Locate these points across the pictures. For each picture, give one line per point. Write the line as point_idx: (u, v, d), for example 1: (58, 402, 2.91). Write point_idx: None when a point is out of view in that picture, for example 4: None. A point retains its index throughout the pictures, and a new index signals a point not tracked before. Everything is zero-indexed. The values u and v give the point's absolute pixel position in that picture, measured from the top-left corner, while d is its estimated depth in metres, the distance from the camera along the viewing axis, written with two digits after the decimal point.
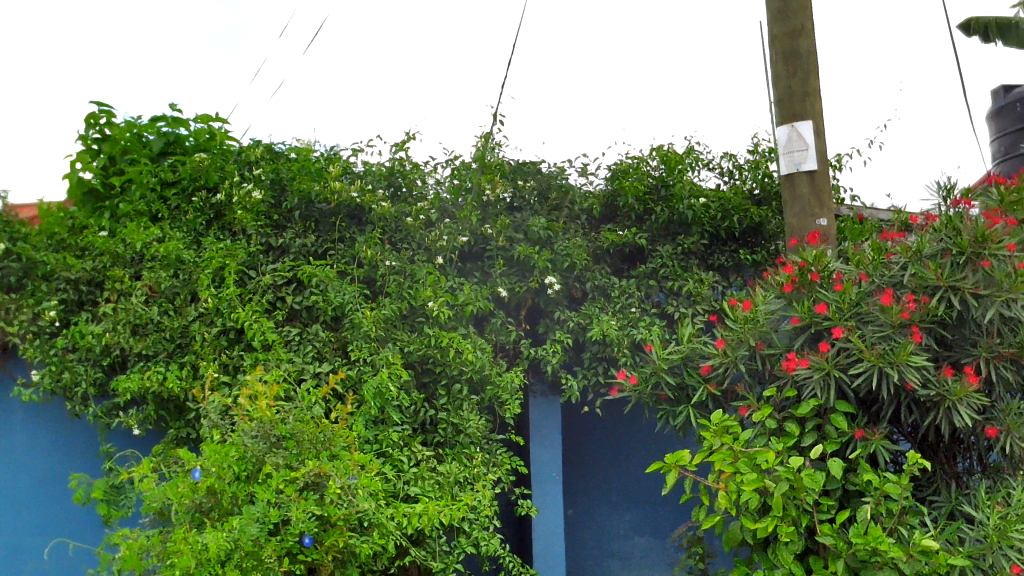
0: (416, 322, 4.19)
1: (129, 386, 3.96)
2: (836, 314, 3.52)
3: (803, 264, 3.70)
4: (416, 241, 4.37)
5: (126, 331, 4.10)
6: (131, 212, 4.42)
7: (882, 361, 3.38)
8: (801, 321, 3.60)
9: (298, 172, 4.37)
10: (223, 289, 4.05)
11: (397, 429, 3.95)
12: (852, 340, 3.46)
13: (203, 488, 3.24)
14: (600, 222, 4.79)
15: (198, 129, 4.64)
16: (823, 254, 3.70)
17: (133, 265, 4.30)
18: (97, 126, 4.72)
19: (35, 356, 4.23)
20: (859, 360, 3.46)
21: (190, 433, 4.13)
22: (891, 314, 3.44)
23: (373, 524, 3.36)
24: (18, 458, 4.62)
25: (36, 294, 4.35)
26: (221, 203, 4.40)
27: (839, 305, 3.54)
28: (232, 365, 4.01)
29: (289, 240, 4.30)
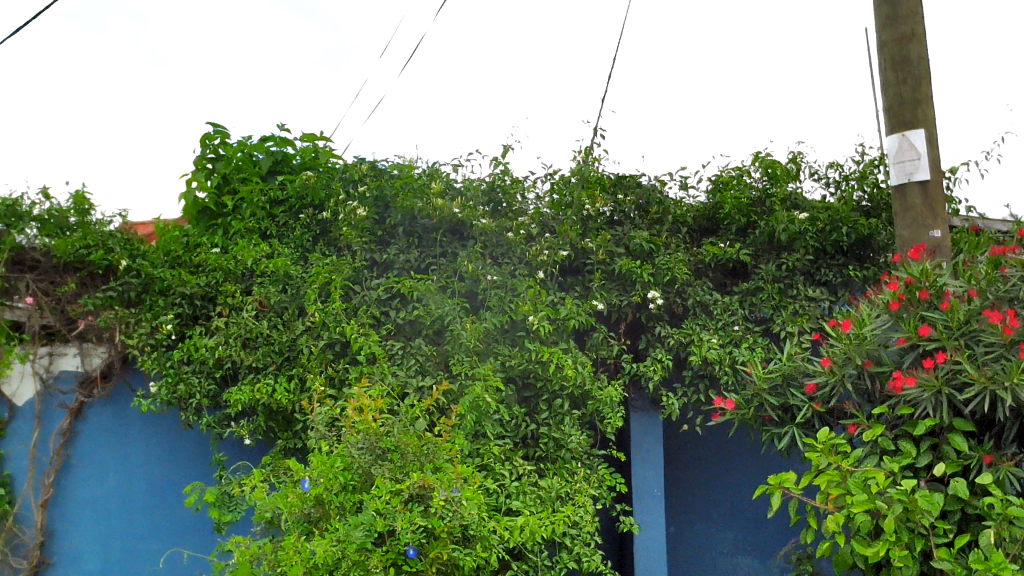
0: (517, 336, 4.21)
1: (240, 397, 4.08)
2: (945, 334, 3.40)
3: (909, 280, 3.59)
4: (517, 256, 4.40)
5: (238, 344, 4.24)
6: (243, 229, 4.59)
7: (993, 383, 3.21)
8: (908, 341, 3.48)
9: (401, 188, 4.40)
10: (329, 304, 4.15)
11: (498, 443, 3.98)
12: (961, 363, 3.30)
13: (311, 498, 3.33)
14: (702, 236, 4.73)
15: (304, 148, 4.75)
16: (929, 270, 3.56)
17: (244, 281, 4.46)
18: (210, 146, 4.90)
19: (152, 367, 4.42)
20: (971, 382, 3.29)
21: (297, 444, 4.23)
22: (1000, 334, 3.25)
23: (475, 536, 3.38)
24: (136, 466, 4.83)
25: (154, 308, 4.56)
26: (328, 220, 4.52)
27: (947, 323, 3.42)
28: (338, 378, 4.10)
29: (393, 256, 4.37)
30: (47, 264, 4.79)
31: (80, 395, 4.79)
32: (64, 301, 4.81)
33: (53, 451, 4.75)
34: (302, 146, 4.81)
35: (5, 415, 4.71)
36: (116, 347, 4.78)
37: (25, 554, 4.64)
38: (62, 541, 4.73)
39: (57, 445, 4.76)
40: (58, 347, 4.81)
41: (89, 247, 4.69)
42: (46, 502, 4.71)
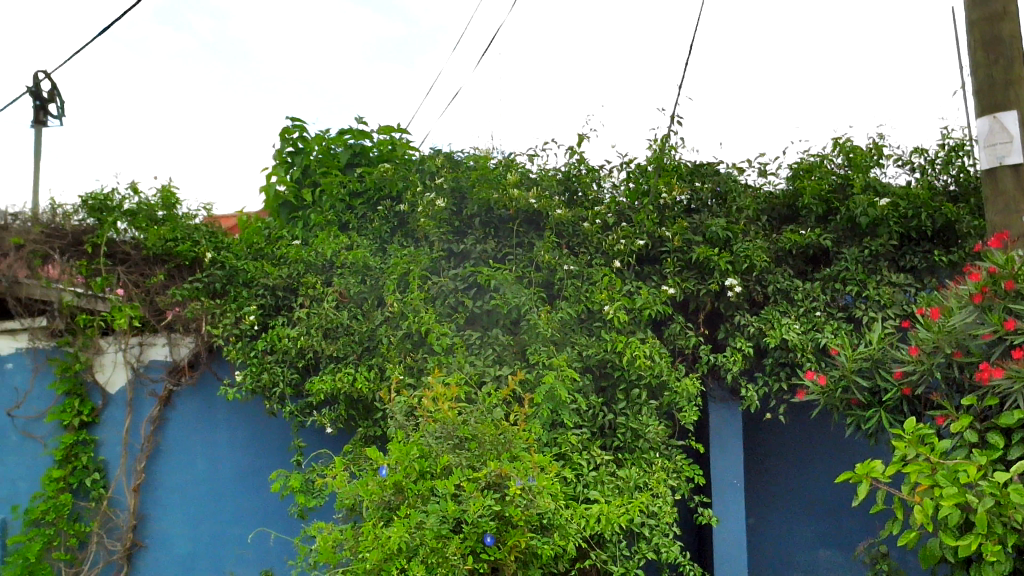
0: (593, 326, 4.21)
1: (323, 386, 4.19)
2: None
3: (992, 271, 3.42)
4: (593, 245, 4.38)
5: (319, 334, 4.33)
6: (323, 221, 4.68)
7: None
8: (994, 333, 3.34)
9: (477, 180, 4.40)
10: (407, 294, 4.19)
11: (575, 433, 3.98)
12: None
13: (390, 485, 3.38)
14: (782, 223, 4.65)
15: (381, 141, 4.83)
16: (1014, 258, 3.39)
17: (324, 273, 4.54)
18: (290, 140, 5.01)
19: (238, 357, 4.56)
20: None
21: (377, 432, 4.29)
22: None
23: (553, 525, 3.37)
24: (222, 453, 4.97)
25: (238, 299, 4.70)
26: (404, 211, 4.57)
27: None
28: (417, 367, 4.14)
29: (469, 246, 4.41)
30: (137, 257, 4.98)
31: (168, 383, 4.97)
32: (153, 292, 4.95)
33: (144, 437, 4.95)
34: (380, 139, 4.89)
35: (100, 402, 4.98)
36: (201, 337, 4.87)
37: (119, 536, 4.90)
38: (155, 524, 4.96)
39: (148, 432, 4.96)
40: (148, 337, 5.00)
41: (176, 240, 4.88)
42: (138, 487, 4.92)
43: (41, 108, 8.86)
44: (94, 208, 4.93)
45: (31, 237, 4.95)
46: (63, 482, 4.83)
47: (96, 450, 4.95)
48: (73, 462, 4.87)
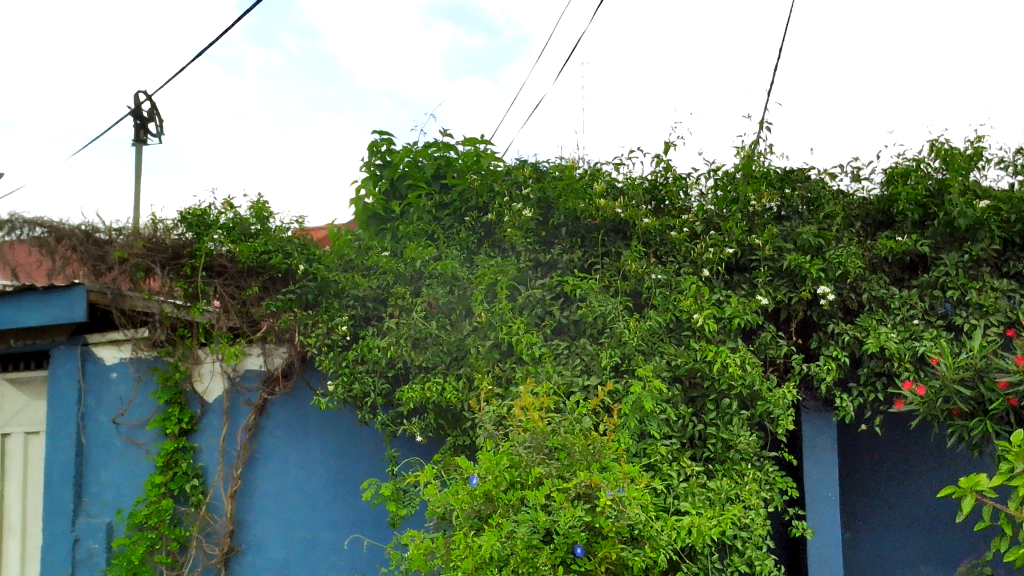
0: (682, 335, 4.16)
1: (412, 395, 4.25)
2: None
3: None
4: (681, 254, 4.33)
5: (409, 344, 4.39)
6: (411, 233, 4.72)
7: None
8: None
9: (563, 190, 4.42)
10: (496, 304, 4.22)
11: (665, 443, 3.95)
12: None
13: (481, 495, 3.40)
14: (877, 230, 4.53)
15: (466, 151, 4.70)
16: None
17: (413, 283, 4.61)
18: (378, 153, 5.11)
19: (330, 367, 4.64)
20: None
21: (467, 442, 4.32)
22: None
23: (644, 536, 3.34)
24: (315, 461, 5.05)
25: (330, 310, 4.80)
26: (492, 222, 4.64)
27: None
28: (505, 377, 4.16)
29: (556, 256, 4.41)
30: (233, 270, 5.13)
31: (263, 392, 5.09)
32: (248, 304, 5.12)
33: (240, 445, 5.13)
34: (466, 150, 4.82)
35: (198, 410, 5.26)
36: (294, 347, 4.98)
37: (216, 540, 5.07)
38: (252, 530, 5.10)
39: (244, 439, 5.13)
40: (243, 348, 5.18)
41: (270, 252, 4.99)
42: (234, 493, 5.09)
43: (141, 127, 9.22)
44: (192, 224, 5.09)
45: (134, 251, 5.13)
46: (164, 487, 5.11)
47: (196, 457, 5.21)
48: (173, 468, 5.14)
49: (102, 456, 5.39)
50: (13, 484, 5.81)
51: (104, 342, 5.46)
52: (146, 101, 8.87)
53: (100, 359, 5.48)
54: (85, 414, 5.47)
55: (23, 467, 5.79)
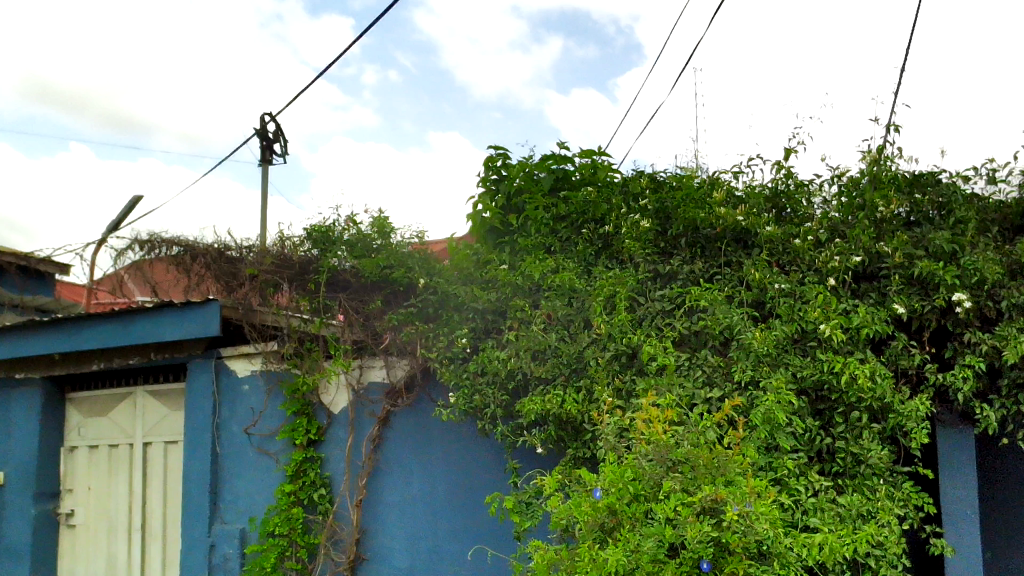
0: (808, 346, 4.05)
1: (533, 407, 4.28)
2: None
3: None
4: (805, 263, 4.21)
5: (529, 356, 4.41)
6: (529, 245, 4.78)
7: None
8: None
9: (682, 201, 4.41)
10: (615, 316, 4.22)
11: (792, 457, 3.86)
12: None
13: (604, 507, 3.39)
14: (1015, 234, 4.32)
15: (583, 164, 4.82)
16: None
17: (532, 295, 4.64)
18: (494, 168, 5.18)
19: (451, 378, 4.72)
20: None
21: (587, 454, 4.31)
22: None
23: (772, 553, 3.26)
24: (437, 472, 5.09)
25: (450, 323, 4.86)
26: (609, 233, 4.61)
27: None
28: (626, 389, 4.15)
29: (676, 266, 4.36)
30: (356, 285, 5.34)
31: (387, 404, 5.22)
32: (370, 318, 5.29)
33: (365, 455, 5.25)
34: (582, 162, 4.91)
35: (324, 421, 5.42)
36: (416, 360, 5.06)
37: (344, 548, 5.22)
38: (377, 539, 5.20)
39: (368, 450, 5.26)
40: (367, 360, 5.33)
41: (392, 266, 5.15)
42: (360, 503, 5.22)
43: (266, 147, 9.59)
44: (317, 240, 5.38)
45: (264, 268, 5.42)
46: (294, 495, 5.29)
47: (323, 467, 5.37)
48: (302, 477, 5.32)
49: (236, 464, 5.62)
50: (155, 491, 6.10)
51: (236, 356, 5.71)
52: (271, 122, 9.23)
53: (233, 372, 5.73)
54: (220, 425, 5.73)
55: (163, 475, 6.08)
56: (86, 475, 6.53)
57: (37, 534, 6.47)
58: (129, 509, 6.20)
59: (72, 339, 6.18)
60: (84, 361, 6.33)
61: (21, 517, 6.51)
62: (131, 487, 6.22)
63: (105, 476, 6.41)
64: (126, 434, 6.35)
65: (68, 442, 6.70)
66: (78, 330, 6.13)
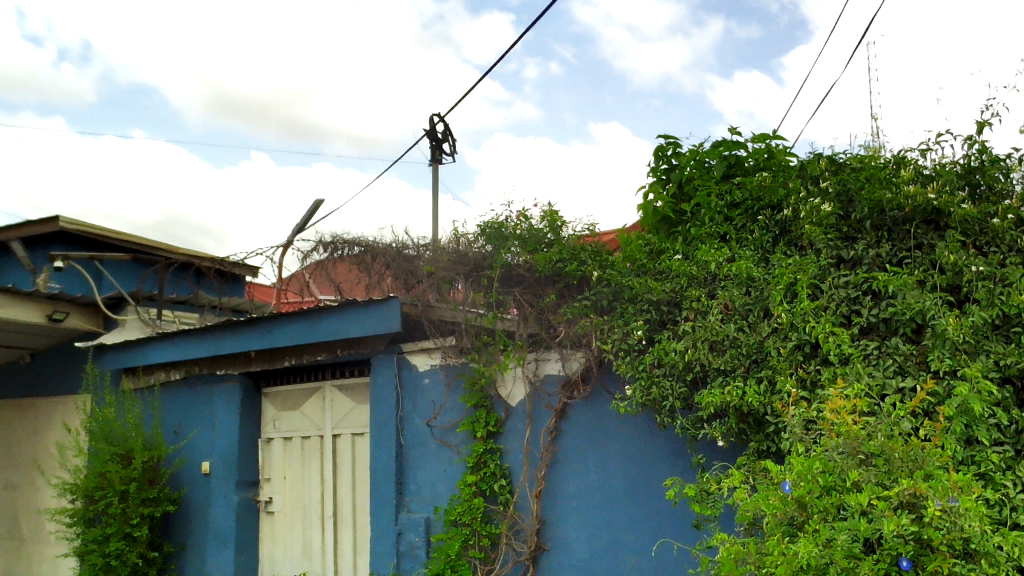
0: (1011, 332, 3.78)
1: (712, 400, 4.24)
2: None
3: None
4: (1007, 243, 3.90)
5: (706, 347, 4.35)
6: (703, 235, 4.75)
7: None
8: None
9: (866, 181, 4.24)
10: (797, 304, 4.09)
11: (997, 450, 3.59)
12: None
13: (793, 500, 3.35)
14: None
15: (757, 149, 4.89)
16: None
17: (707, 285, 4.56)
18: (665, 157, 5.25)
19: (627, 370, 4.73)
20: None
21: (771, 447, 4.19)
22: None
23: (980, 553, 3.01)
24: (614, 464, 5.05)
25: (625, 315, 4.86)
26: (787, 219, 4.47)
27: None
28: (810, 380, 4.03)
29: (861, 252, 4.16)
30: (530, 279, 5.43)
31: (563, 396, 5.25)
32: (546, 311, 5.35)
33: (543, 447, 5.32)
34: (755, 147, 4.93)
35: (503, 413, 5.54)
36: (591, 352, 5.06)
37: (525, 538, 5.31)
38: (557, 530, 5.24)
39: (546, 441, 5.32)
40: (542, 354, 5.38)
41: (565, 260, 5.27)
42: (539, 493, 5.30)
43: (436, 147, 9.86)
44: (491, 236, 5.55)
45: (440, 265, 5.67)
46: (476, 486, 5.43)
47: (503, 458, 5.51)
48: (483, 468, 5.46)
49: (419, 454, 5.83)
50: (344, 480, 6.41)
51: (417, 351, 5.93)
52: (440, 122, 9.49)
53: (415, 367, 5.94)
54: (403, 417, 5.96)
55: (352, 465, 6.38)
56: (282, 465, 6.94)
57: (240, 520, 6.91)
58: (321, 497, 6.54)
59: (266, 337, 6.57)
60: (277, 358, 6.71)
61: (225, 504, 6.99)
62: (323, 476, 6.56)
63: (298, 466, 6.78)
64: (317, 426, 6.69)
65: (265, 434, 7.14)
66: (271, 329, 6.51)
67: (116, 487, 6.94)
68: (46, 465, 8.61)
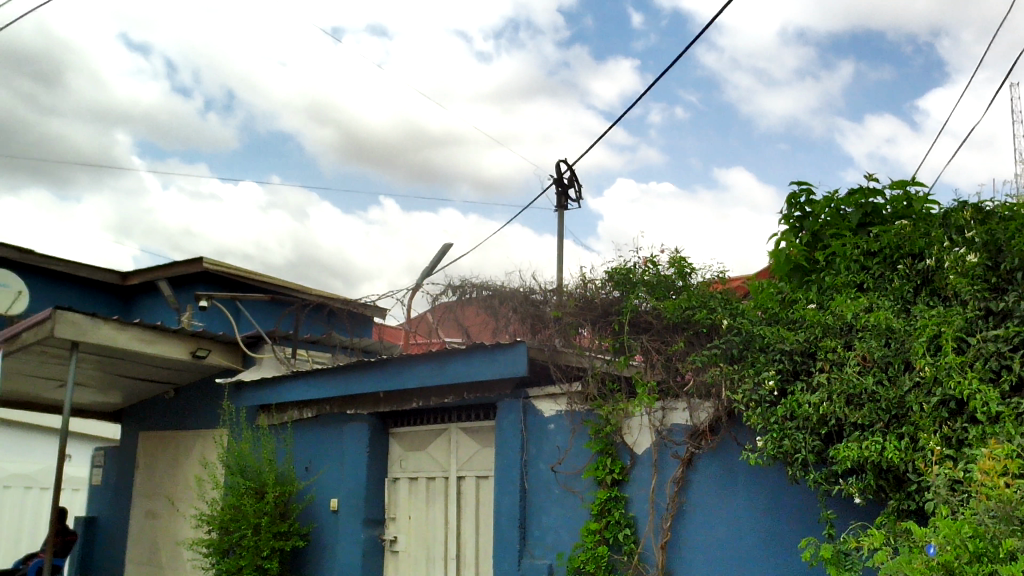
0: None
1: (849, 454, 4.08)
2: None
3: None
4: None
5: (842, 401, 4.21)
6: (838, 284, 4.64)
7: None
8: None
9: (1016, 231, 3.99)
10: (941, 358, 3.95)
11: None
12: None
13: (939, 565, 3.19)
14: None
15: (896, 197, 4.84)
16: None
17: (844, 335, 4.42)
18: (798, 204, 5.16)
19: (758, 422, 4.60)
20: None
21: (912, 506, 4.00)
22: None
23: None
24: (744, 518, 4.90)
25: (756, 365, 4.73)
26: (929, 269, 4.33)
27: None
28: (955, 439, 3.85)
29: (1011, 304, 3.91)
30: (659, 326, 5.41)
31: (690, 445, 5.14)
32: (674, 358, 5.30)
33: (669, 497, 5.22)
34: (893, 195, 4.87)
35: (628, 461, 5.46)
36: (721, 402, 4.96)
37: None
38: None
39: (672, 491, 5.21)
40: (670, 402, 5.30)
41: (694, 307, 5.23)
42: (665, 544, 5.18)
43: (564, 193, 9.94)
44: (619, 282, 5.58)
45: (568, 310, 5.75)
46: (600, 534, 5.39)
47: (628, 507, 5.43)
48: (607, 516, 5.41)
49: (544, 499, 5.82)
50: (468, 523, 6.46)
51: (543, 396, 5.95)
52: (568, 169, 9.57)
53: (540, 412, 5.95)
54: (527, 462, 5.97)
55: (476, 507, 6.43)
56: (407, 505, 7.04)
57: (366, 557, 7.03)
58: (445, 539, 6.59)
59: (394, 379, 6.72)
60: (405, 400, 6.85)
61: (352, 541, 7.13)
62: (447, 517, 6.63)
63: (423, 506, 6.87)
64: (442, 467, 6.77)
65: (391, 473, 7.26)
66: (400, 371, 6.65)
67: (250, 519, 7.21)
68: (184, 496, 8.98)
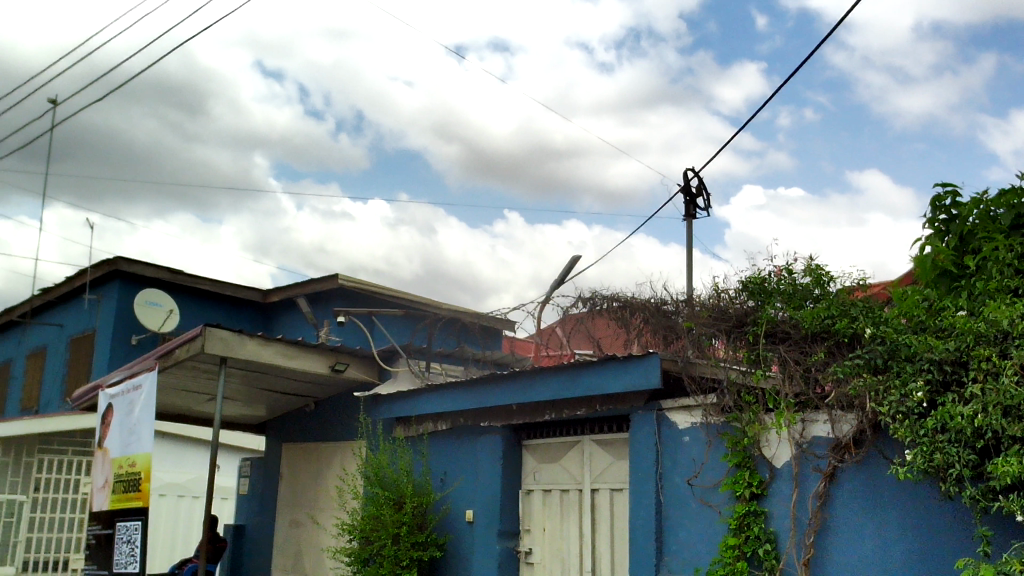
0: None
1: (1008, 468, 3.89)
2: None
3: None
4: None
5: (1000, 413, 4.00)
6: (991, 289, 4.50)
7: None
8: None
9: None
10: None
11: None
12: None
13: None
14: None
15: None
16: None
17: (999, 343, 4.20)
18: (943, 207, 5.00)
19: (906, 435, 4.41)
20: None
21: None
22: None
23: None
24: (893, 535, 4.70)
25: (903, 375, 4.51)
26: None
27: None
28: None
29: None
30: (796, 336, 5.25)
31: (833, 459, 4.98)
32: (813, 369, 5.15)
33: (811, 512, 5.05)
34: None
35: (768, 474, 5.33)
36: (865, 414, 4.77)
37: None
38: None
39: (815, 507, 5.04)
40: (810, 414, 5.14)
41: (834, 317, 5.08)
42: (808, 561, 5.01)
43: (690, 201, 9.82)
44: (754, 291, 5.48)
45: (700, 321, 5.66)
46: (739, 549, 5.29)
47: (768, 522, 5.28)
48: (746, 531, 5.29)
49: (680, 513, 5.74)
50: (603, 535, 6.44)
51: (677, 408, 5.87)
52: (693, 176, 9.46)
53: (675, 424, 5.88)
54: (663, 475, 5.90)
55: (611, 520, 6.41)
56: (542, 517, 7.06)
57: (502, 569, 7.09)
58: (580, 551, 6.59)
59: (527, 391, 6.76)
60: (537, 412, 6.88)
61: (488, 552, 7.20)
62: (582, 530, 6.62)
63: (558, 519, 6.88)
64: (576, 480, 6.77)
65: (525, 485, 7.30)
66: (532, 384, 6.70)
67: (388, 529, 7.39)
68: (326, 506, 9.29)
